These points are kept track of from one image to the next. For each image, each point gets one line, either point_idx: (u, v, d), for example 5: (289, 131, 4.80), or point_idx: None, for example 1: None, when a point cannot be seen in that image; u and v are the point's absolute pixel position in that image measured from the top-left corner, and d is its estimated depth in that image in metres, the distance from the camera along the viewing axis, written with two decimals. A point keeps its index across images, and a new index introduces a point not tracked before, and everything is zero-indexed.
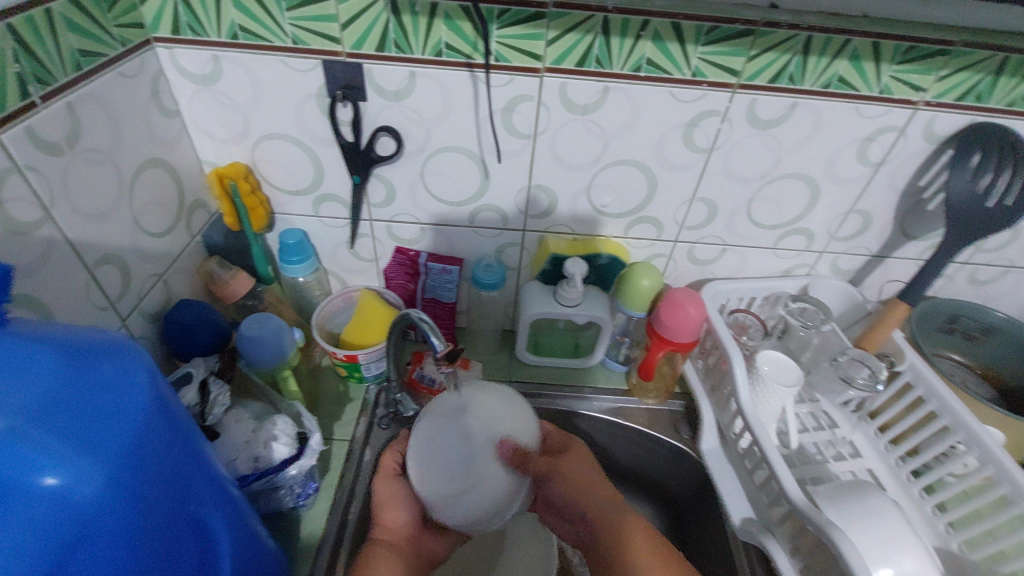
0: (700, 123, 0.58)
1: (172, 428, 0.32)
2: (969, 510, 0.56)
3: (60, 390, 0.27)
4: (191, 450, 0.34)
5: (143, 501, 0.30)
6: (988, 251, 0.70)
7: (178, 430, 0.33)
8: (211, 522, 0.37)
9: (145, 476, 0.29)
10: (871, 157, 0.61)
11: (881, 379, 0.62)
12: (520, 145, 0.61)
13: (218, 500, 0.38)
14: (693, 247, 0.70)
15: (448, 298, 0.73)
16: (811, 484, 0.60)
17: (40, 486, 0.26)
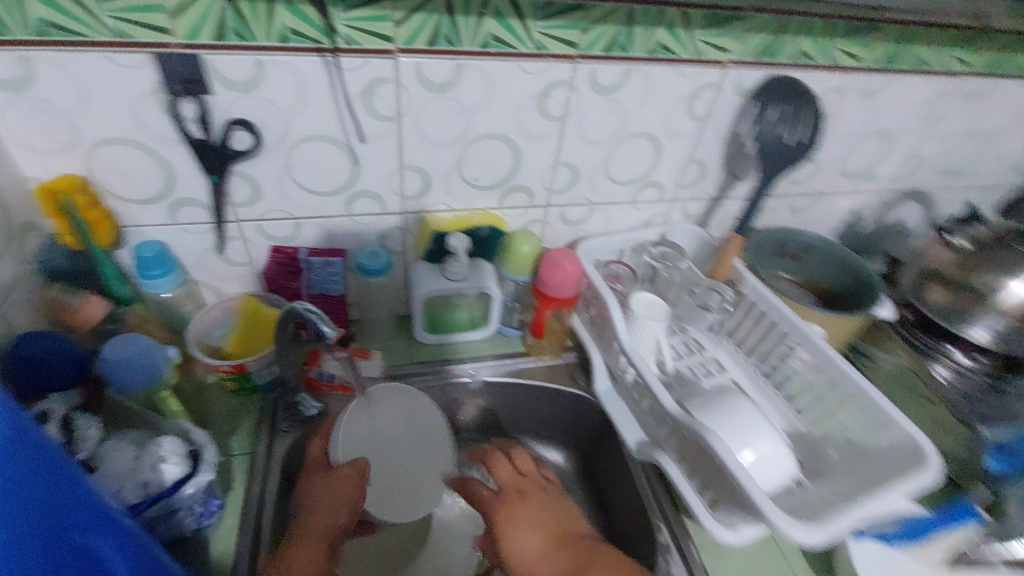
0: (551, 93, 0.63)
1: (40, 456, 0.29)
2: (807, 394, 0.69)
3: None
4: (68, 478, 0.31)
5: (22, 535, 0.27)
6: (796, 184, 0.84)
7: (48, 457, 0.30)
8: (104, 553, 0.33)
9: (12, 506, 0.26)
10: (697, 113, 0.70)
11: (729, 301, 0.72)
12: (384, 128, 0.62)
13: (110, 529, 0.34)
14: (564, 210, 0.76)
15: (335, 289, 0.73)
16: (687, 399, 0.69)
17: None
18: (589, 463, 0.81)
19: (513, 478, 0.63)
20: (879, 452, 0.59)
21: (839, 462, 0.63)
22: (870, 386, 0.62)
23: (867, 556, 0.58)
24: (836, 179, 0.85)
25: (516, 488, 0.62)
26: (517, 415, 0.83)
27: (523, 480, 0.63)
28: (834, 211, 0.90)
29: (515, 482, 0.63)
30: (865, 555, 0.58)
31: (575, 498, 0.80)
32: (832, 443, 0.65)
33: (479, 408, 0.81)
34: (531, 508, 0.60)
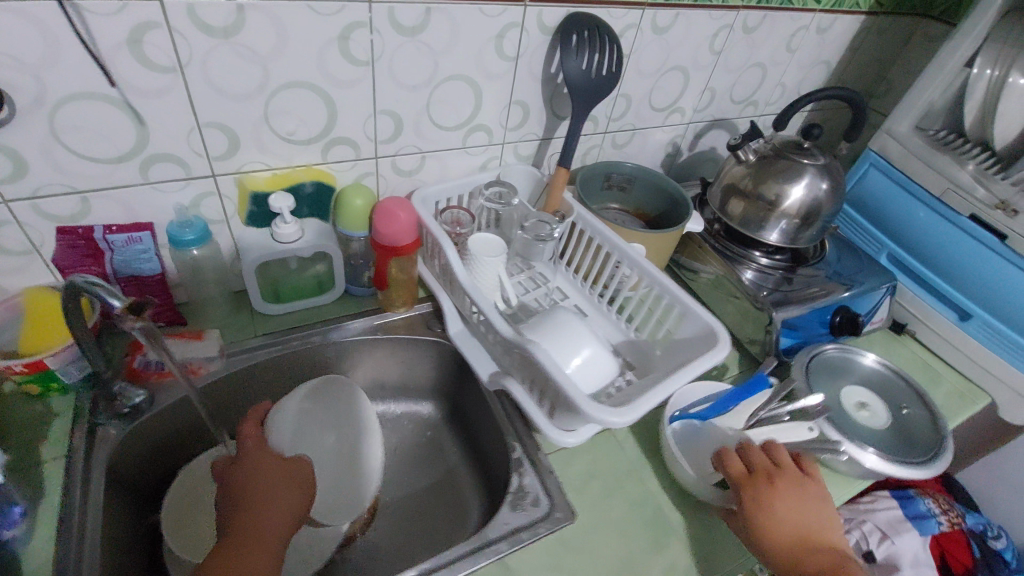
0: (351, 35, 0.61)
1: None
2: (640, 307, 0.77)
3: None
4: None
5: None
6: (616, 119, 0.90)
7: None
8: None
9: None
10: (508, 53, 0.72)
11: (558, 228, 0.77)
12: (166, 81, 0.56)
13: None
14: (394, 159, 0.75)
15: (150, 269, 0.67)
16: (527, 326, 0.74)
17: None
18: (456, 405, 0.84)
19: (760, 460, 0.62)
20: (688, 341, 0.69)
21: (661, 358, 0.73)
22: (677, 289, 0.70)
23: (678, 433, 0.68)
24: (649, 112, 0.93)
25: (768, 472, 0.60)
26: (378, 374, 0.83)
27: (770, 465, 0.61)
28: (653, 143, 0.99)
29: (766, 467, 0.61)
30: (678, 433, 0.68)
31: (446, 442, 0.84)
32: (656, 344, 0.74)
33: (341, 371, 0.81)
34: (783, 493, 0.59)
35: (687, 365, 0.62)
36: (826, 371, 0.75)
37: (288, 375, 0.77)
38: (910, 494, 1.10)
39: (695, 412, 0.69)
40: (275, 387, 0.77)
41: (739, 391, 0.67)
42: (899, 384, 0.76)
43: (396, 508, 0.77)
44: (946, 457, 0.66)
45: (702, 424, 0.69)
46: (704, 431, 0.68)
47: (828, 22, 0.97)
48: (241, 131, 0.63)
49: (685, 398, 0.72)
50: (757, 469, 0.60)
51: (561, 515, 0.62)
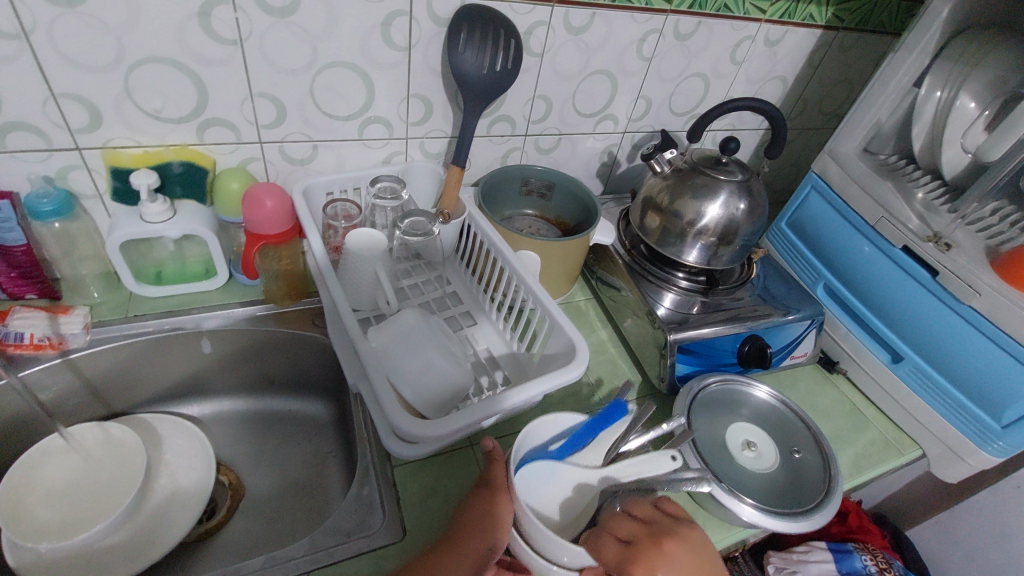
0: (213, 12, 0.59)
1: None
2: (526, 321, 0.72)
3: None
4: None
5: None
6: (538, 122, 0.87)
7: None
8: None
9: None
10: (398, 42, 0.69)
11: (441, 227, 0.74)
12: (11, 47, 0.55)
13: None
14: (281, 146, 0.73)
15: (13, 241, 0.65)
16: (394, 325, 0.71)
17: None
18: (338, 403, 0.81)
19: (634, 524, 0.50)
20: (555, 356, 0.64)
21: (535, 370, 0.68)
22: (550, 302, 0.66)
23: (532, 477, 0.58)
24: (575, 117, 0.89)
25: (652, 535, 0.49)
26: (260, 368, 0.81)
27: (649, 527, 0.50)
28: (584, 151, 0.95)
29: (643, 530, 0.50)
30: (532, 477, 0.58)
31: (324, 445, 0.80)
32: (533, 357, 0.69)
33: (220, 359, 0.79)
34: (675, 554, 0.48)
35: (537, 380, 0.58)
36: (715, 408, 0.69)
37: (164, 359, 0.76)
38: (847, 548, 1.00)
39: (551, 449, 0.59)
40: (149, 369, 0.76)
41: (597, 421, 0.59)
42: (800, 426, 0.69)
43: (258, 507, 0.74)
44: (823, 511, 0.58)
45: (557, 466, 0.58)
46: (561, 471, 0.58)
47: (777, 34, 0.91)
48: (101, 105, 0.62)
49: (543, 432, 0.59)
50: (637, 536, 0.49)
51: (387, 534, 0.57)
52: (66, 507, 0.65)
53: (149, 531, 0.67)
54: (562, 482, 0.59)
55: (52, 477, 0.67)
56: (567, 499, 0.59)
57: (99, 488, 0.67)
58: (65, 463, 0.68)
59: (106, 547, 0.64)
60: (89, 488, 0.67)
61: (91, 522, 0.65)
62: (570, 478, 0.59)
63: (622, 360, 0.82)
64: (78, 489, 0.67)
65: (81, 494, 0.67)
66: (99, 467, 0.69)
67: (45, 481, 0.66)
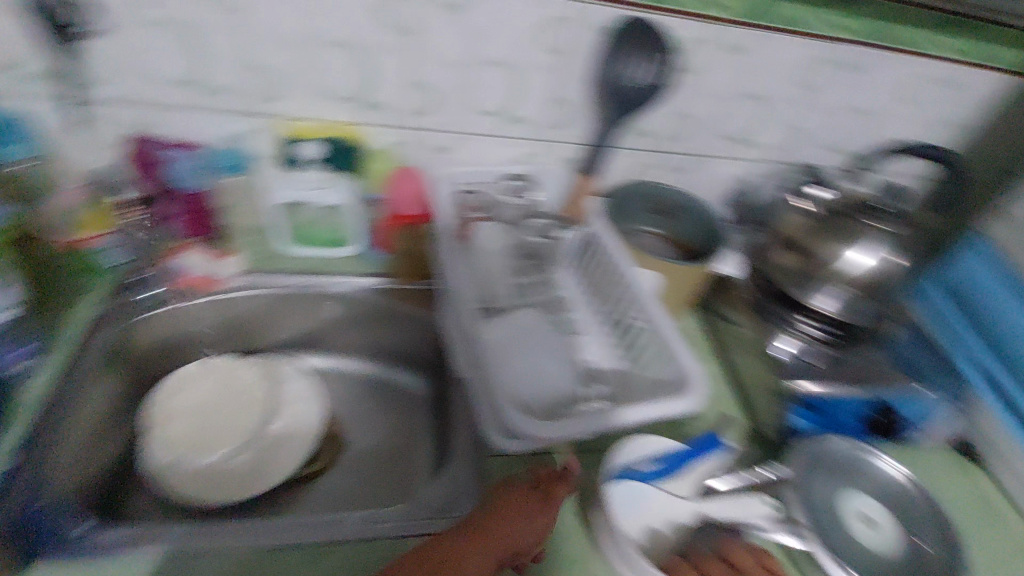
0: (395, 4, 0.63)
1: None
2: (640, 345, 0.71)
3: None
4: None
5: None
6: (677, 140, 0.85)
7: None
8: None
9: None
10: (555, 47, 0.70)
11: None
12: (227, 21, 0.62)
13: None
14: (429, 134, 0.77)
15: (189, 186, 0.72)
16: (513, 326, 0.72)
17: None
18: (438, 386, 0.84)
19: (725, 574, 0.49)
20: (666, 382, 0.62)
21: (641, 392, 0.66)
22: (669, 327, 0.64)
23: (625, 498, 0.56)
24: (716, 140, 0.86)
25: None
26: (374, 337, 0.86)
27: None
28: (720, 176, 0.91)
29: None
30: (624, 496, 0.56)
31: (417, 422, 0.83)
32: (640, 379, 0.68)
33: (340, 324, 0.85)
34: None
35: (648, 403, 0.57)
36: (835, 469, 0.64)
37: (294, 315, 0.83)
38: None
39: (644, 472, 0.57)
40: (280, 322, 0.83)
41: (692, 450, 0.59)
42: (926, 512, 0.62)
43: (352, 464, 0.79)
44: None
45: (648, 489, 0.57)
46: (653, 494, 0.56)
47: (962, 77, 0.82)
48: (286, 78, 0.69)
49: (635, 452, 0.58)
50: None
51: None
52: (199, 424, 0.73)
53: (260, 463, 0.72)
54: (650, 514, 0.55)
55: (191, 394, 0.75)
56: (655, 531, 0.54)
57: (230, 413, 0.75)
58: (206, 383, 0.77)
59: (224, 467, 0.71)
60: (223, 412, 0.75)
61: (220, 444, 0.72)
62: (662, 503, 0.56)
63: (729, 399, 0.77)
64: (212, 410, 0.75)
65: (214, 414, 0.75)
66: (231, 395, 0.77)
67: (186, 396, 0.75)
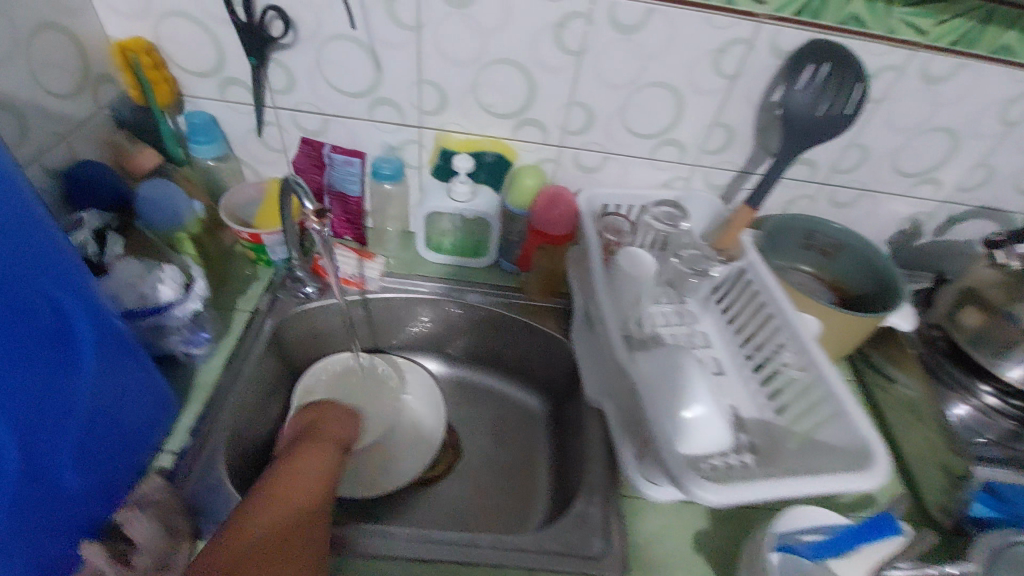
0: (568, 25, 0.63)
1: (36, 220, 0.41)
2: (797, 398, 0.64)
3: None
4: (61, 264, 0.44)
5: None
6: (843, 171, 0.78)
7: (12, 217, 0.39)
8: (83, 331, 0.47)
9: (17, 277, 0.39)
10: (726, 70, 0.66)
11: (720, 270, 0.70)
12: (406, 37, 0.65)
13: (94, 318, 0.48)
14: (577, 152, 0.76)
15: (352, 191, 0.79)
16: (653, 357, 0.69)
17: None
18: (558, 407, 0.83)
19: None
20: (834, 449, 0.57)
21: (794, 453, 0.61)
22: (842, 388, 0.58)
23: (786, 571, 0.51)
24: (890, 175, 0.77)
25: None
26: (497, 350, 0.86)
27: None
28: (886, 213, 0.83)
29: None
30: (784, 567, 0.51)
31: (535, 439, 0.83)
32: (793, 437, 0.63)
33: (466, 333, 0.86)
34: None
35: (821, 476, 0.51)
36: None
37: (426, 319, 0.85)
38: None
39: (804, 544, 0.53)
40: (411, 325, 0.86)
41: (860, 529, 0.50)
42: None
43: (469, 474, 0.79)
44: None
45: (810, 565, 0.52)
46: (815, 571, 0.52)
47: None
48: (450, 93, 0.70)
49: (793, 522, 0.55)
50: None
51: (611, 561, 0.56)
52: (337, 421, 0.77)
53: (383, 463, 0.77)
54: None
55: (331, 389, 0.80)
56: None
57: (363, 413, 0.79)
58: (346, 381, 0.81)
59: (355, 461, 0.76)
60: (356, 411, 0.79)
61: (355, 440, 0.76)
62: None
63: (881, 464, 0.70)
64: (347, 409, 0.79)
65: (349, 412, 0.79)
66: (364, 394, 0.81)
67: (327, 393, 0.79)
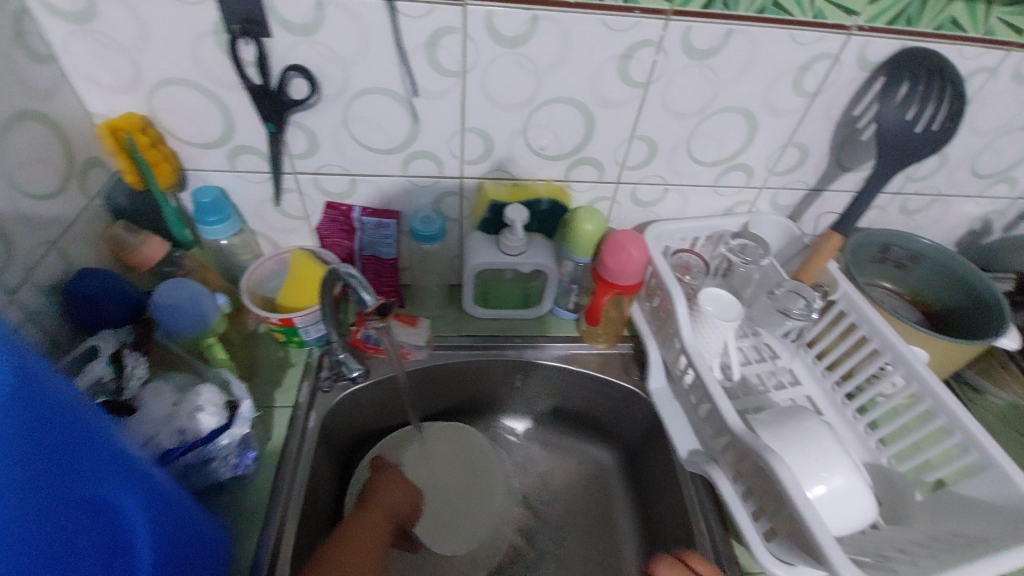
0: (636, 54, 0.55)
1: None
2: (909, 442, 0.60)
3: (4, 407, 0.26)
4: (64, 430, 0.30)
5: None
6: (917, 180, 0.72)
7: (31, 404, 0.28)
8: (117, 503, 0.33)
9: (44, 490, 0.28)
10: (807, 88, 0.60)
11: (816, 309, 0.64)
12: (448, 84, 0.56)
13: (124, 476, 0.34)
14: (636, 188, 0.69)
15: (388, 253, 0.70)
16: (753, 412, 0.63)
17: None
18: (632, 463, 0.77)
19: None
20: (982, 505, 0.51)
21: (926, 507, 0.55)
22: (984, 434, 0.53)
23: None
24: (966, 179, 0.72)
25: None
26: (559, 404, 0.79)
27: None
28: (957, 216, 0.78)
29: None
30: None
31: (612, 496, 0.77)
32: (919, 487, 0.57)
33: (523, 390, 0.79)
34: None
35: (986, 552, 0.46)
36: None
37: (480, 381, 0.77)
38: None
39: None
40: (463, 387, 0.77)
41: None
42: None
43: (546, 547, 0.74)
44: None
45: None
46: None
47: None
48: (497, 139, 0.62)
49: None
50: None
51: None
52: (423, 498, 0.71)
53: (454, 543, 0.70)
54: None
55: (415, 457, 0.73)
56: None
57: (449, 487, 0.72)
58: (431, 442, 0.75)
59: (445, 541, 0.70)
60: (440, 486, 0.72)
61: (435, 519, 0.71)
62: None
63: None
64: (434, 478, 0.72)
65: (435, 486, 0.72)
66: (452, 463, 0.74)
67: (404, 468, 0.72)
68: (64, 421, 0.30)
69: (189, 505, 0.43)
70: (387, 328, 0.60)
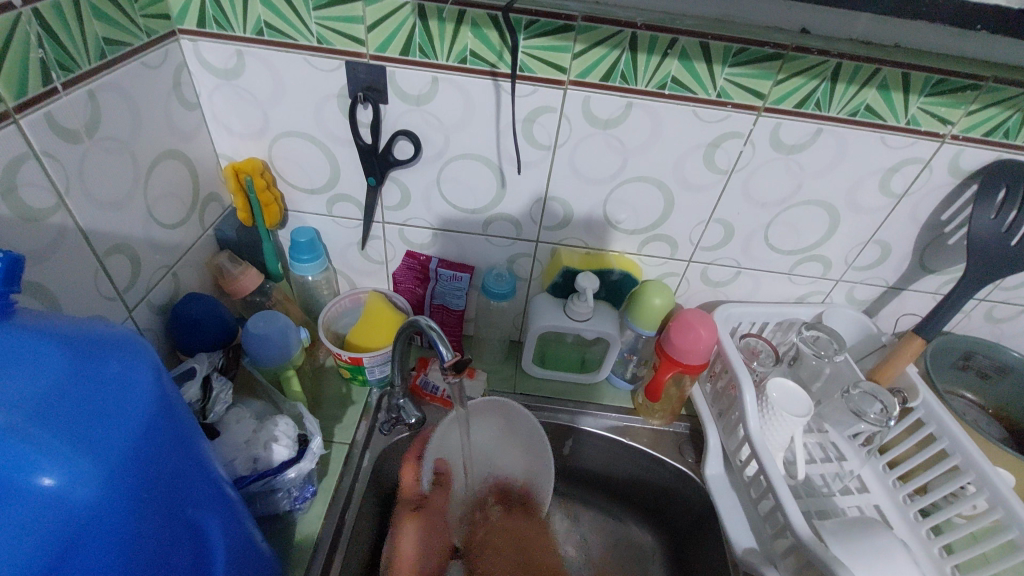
0: (723, 144, 0.57)
1: (128, 418, 0.28)
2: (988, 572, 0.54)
3: (148, 433, 0.29)
4: (181, 456, 0.32)
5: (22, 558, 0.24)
6: (1006, 289, 0.69)
7: (168, 431, 0.31)
8: (208, 527, 0.36)
9: (162, 510, 0.31)
10: (894, 189, 0.60)
11: (893, 416, 0.61)
12: (539, 156, 0.60)
13: (215, 499, 0.37)
14: (707, 268, 0.69)
15: (456, 305, 0.72)
16: (817, 517, 0.60)
17: (75, 519, 0.26)
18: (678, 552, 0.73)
19: None
20: None
21: None
22: None
23: None
24: None
25: None
26: (606, 477, 0.78)
27: None
28: None
29: None
30: None
31: None
32: None
33: (571, 457, 0.78)
34: None
35: None
36: None
37: None
38: None
39: None
40: None
41: None
42: None
43: None
44: None
45: None
46: None
47: None
48: (577, 210, 0.65)
49: None
50: None
51: None
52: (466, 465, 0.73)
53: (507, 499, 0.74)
54: None
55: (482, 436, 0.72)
56: None
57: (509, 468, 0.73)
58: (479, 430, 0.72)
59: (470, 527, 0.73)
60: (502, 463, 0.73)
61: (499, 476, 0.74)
62: None
63: None
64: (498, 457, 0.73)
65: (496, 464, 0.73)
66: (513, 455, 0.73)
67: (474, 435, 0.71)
68: (188, 448, 0.33)
69: (254, 533, 0.44)
70: (460, 385, 0.61)
